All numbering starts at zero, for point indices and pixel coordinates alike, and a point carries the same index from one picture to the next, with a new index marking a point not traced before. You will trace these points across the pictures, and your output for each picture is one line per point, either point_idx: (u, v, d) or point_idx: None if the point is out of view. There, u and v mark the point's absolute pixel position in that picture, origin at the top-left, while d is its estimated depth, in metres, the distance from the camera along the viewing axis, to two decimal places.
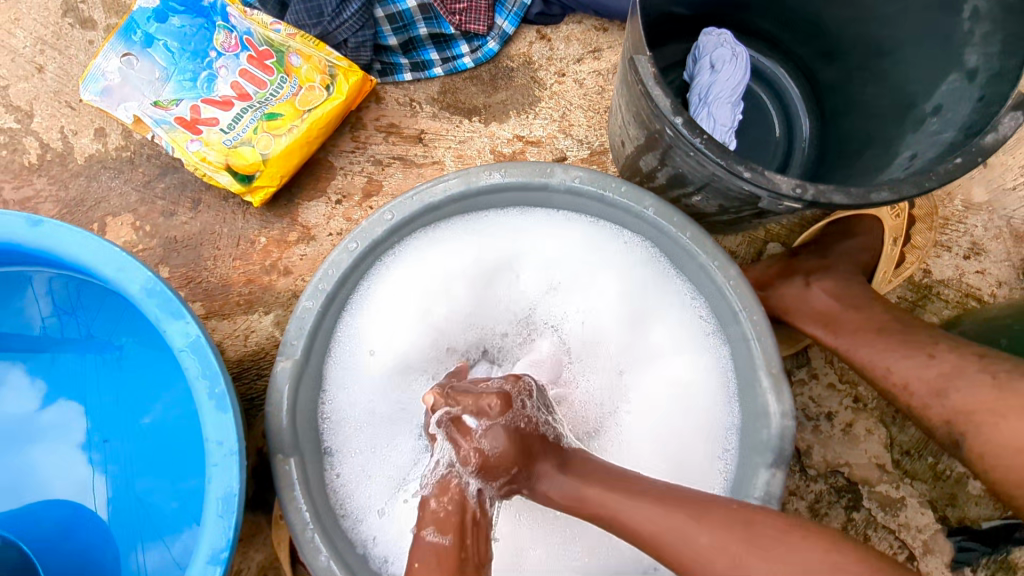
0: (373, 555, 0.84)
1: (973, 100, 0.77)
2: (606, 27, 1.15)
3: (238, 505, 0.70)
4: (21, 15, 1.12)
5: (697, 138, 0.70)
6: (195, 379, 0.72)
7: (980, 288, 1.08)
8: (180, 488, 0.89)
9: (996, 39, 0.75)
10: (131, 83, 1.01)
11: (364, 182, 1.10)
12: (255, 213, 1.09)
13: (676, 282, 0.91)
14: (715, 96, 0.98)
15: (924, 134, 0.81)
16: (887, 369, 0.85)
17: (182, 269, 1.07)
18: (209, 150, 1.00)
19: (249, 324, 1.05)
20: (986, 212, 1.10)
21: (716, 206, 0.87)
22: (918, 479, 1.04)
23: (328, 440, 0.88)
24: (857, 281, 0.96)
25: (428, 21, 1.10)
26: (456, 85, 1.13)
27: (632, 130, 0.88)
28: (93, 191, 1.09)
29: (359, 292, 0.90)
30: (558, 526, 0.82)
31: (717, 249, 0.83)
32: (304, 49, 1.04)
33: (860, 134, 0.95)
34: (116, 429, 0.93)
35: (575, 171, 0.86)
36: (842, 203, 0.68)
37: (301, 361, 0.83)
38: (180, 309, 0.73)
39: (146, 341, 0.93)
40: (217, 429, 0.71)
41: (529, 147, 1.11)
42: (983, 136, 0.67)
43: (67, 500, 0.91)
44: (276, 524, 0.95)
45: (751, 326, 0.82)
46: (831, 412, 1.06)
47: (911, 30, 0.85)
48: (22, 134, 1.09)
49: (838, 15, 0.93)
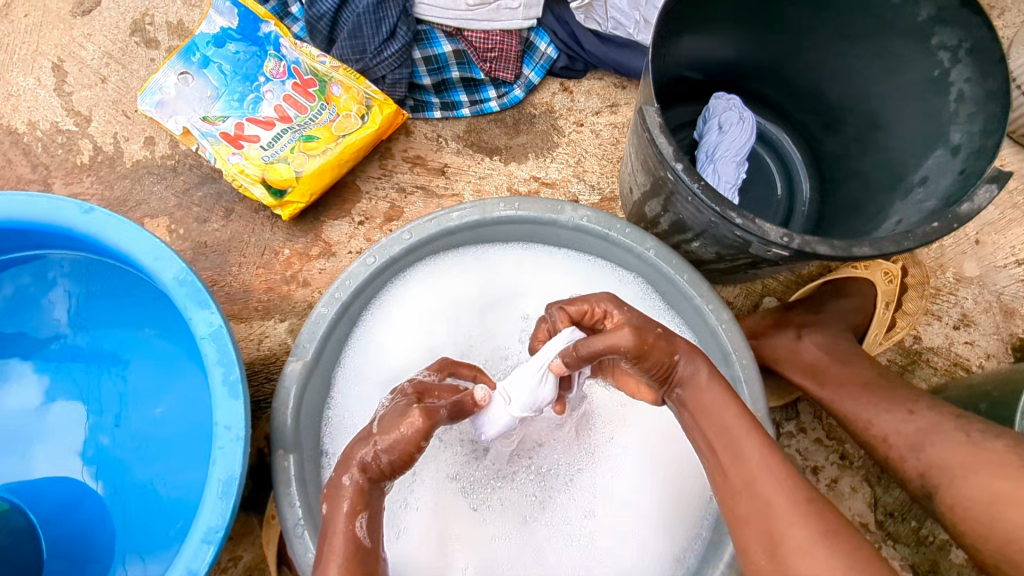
0: None
1: (955, 173, 0.83)
2: (624, 85, 1.24)
3: (238, 488, 0.74)
4: (94, 31, 1.23)
5: (696, 184, 0.76)
6: (212, 365, 0.77)
7: (968, 358, 1.12)
8: (182, 478, 0.93)
9: (979, 119, 0.82)
10: (184, 99, 1.10)
11: (387, 207, 1.17)
12: (282, 226, 1.16)
13: (670, 322, 0.96)
14: (721, 154, 1.05)
15: (910, 203, 0.87)
16: (869, 420, 0.86)
17: (208, 271, 1.13)
18: (248, 163, 1.08)
19: (264, 330, 1.10)
20: (977, 286, 1.14)
21: (713, 253, 0.92)
22: (901, 541, 1.05)
23: (326, 443, 0.91)
24: (845, 337, 0.99)
25: (461, 65, 1.19)
26: (481, 126, 1.21)
27: (640, 178, 0.94)
28: (135, 193, 1.17)
29: (372, 307, 0.96)
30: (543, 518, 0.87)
31: (712, 293, 0.88)
32: (344, 80, 1.14)
33: (854, 200, 1.00)
34: (128, 416, 0.97)
35: (583, 211, 0.93)
36: (826, 254, 0.73)
37: (311, 363, 0.87)
38: (206, 299, 0.78)
39: (168, 334, 0.98)
40: (226, 414, 0.76)
41: (544, 188, 1.18)
42: (960, 205, 0.73)
43: (74, 478, 0.95)
44: (267, 524, 0.96)
45: (740, 368, 0.86)
46: (817, 466, 1.08)
47: (903, 107, 0.92)
48: (78, 137, 1.18)
49: (838, 91, 1.01)
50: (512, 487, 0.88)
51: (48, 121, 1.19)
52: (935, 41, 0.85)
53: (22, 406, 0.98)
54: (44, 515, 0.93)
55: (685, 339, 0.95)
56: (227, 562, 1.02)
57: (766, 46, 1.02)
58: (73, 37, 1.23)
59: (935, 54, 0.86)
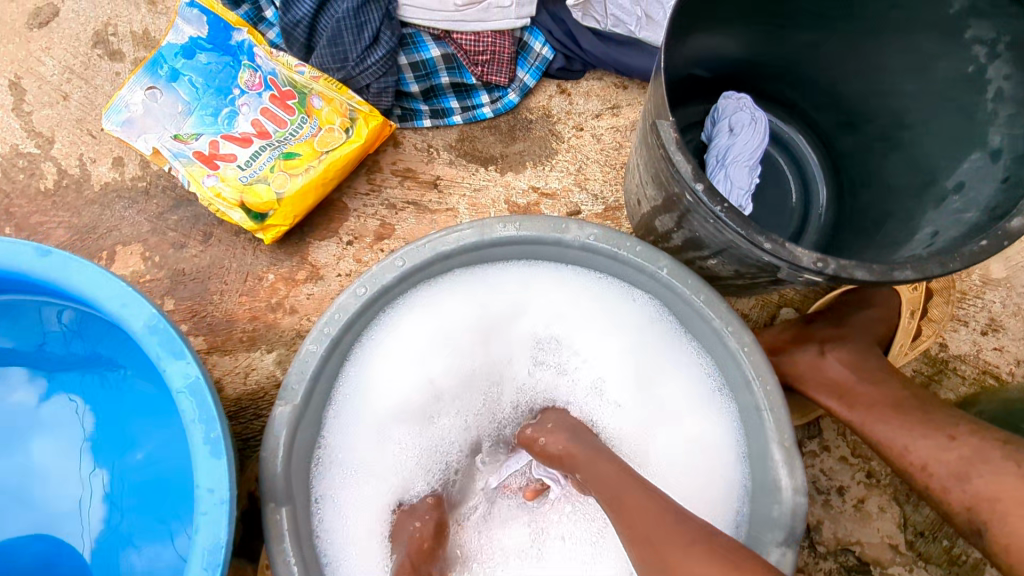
0: None
1: (997, 181, 0.76)
2: (625, 85, 1.16)
3: (225, 558, 0.68)
4: (53, 44, 1.14)
5: (718, 205, 0.69)
6: (190, 421, 0.69)
7: (998, 365, 1.06)
8: (164, 533, 0.86)
9: (1021, 121, 0.75)
10: (153, 116, 1.01)
11: (376, 225, 1.09)
12: (265, 249, 1.08)
13: (686, 344, 0.90)
14: (734, 158, 0.97)
15: (945, 211, 0.80)
16: (906, 447, 0.80)
17: (187, 302, 1.06)
18: (225, 186, 0.99)
19: (250, 362, 1.03)
20: (1005, 288, 1.08)
21: (731, 270, 0.86)
22: (932, 562, 1.00)
23: (321, 487, 0.85)
24: (872, 353, 0.93)
25: (451, 70, 1.11)
26: (474, 134, 1.13)
27: (650, 191, 0.87)
28: (105, 220, 1.08)
29: (367, 338, 0.89)
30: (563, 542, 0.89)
31: (732, 315, 0.81)
32: (326, 91, 1.05)
33: (878, 205, 0.94)
34: (104, 467, 0.90)
35: (590, 228, 0.85)
36: (864, 279, 0.66)
37: (301, 406, 0.80)
38: (182, 348, 0.71)
39: (144, 375, 0.91)
40: (209, 475, 0.69)
41: (544, 199, 1.11)
42: (1009, 219, 0.66)
43: (50, 534, 0.88)
44: (262, 575, 0.89)
45: (765, 396, 0.80)
46: (842, 486, 1.02)
47: (931, 104, 0.86)
48: (41, 160, 1.10)
49: (858, 89, 0.94)
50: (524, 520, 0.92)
51: (7, 144, 1.10)
52: (969, 35, 0.78)
53: None
54: None
55: (703, 362, 0.89)
56: None
57: (777, 44, 0.95)
58: (31, 52, 1.14)
59: (969, 49, 0.79)
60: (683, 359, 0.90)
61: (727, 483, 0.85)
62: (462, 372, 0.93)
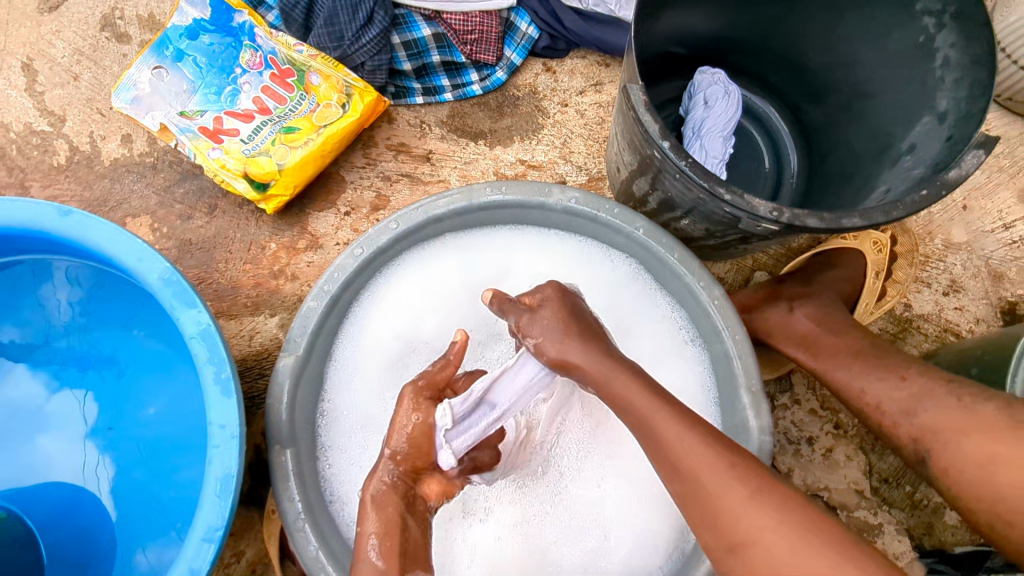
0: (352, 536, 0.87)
1: (942, 139, 0.82)
2: (608, 63, 1.22)
3: (236, 486, 0.74)
4: (63, 27, 1.20)
5: (683, 161, 0.75)
6: (202, 365, 0.76)
7: (958, 324, 1.12)
8: (178, 478, 0.92)
9: (964, 85, 0.81)
10: (160, 94, 1.08)
11: (372, 196, 1.16)
12: (267, 220, 1.14)
13: (662, 302, 0.96)
14: (708, 129, 1.04)
15: (898, 171, 0.87)
16: (862, 389, 0.87)
17: (194, 269, 1.12)
18: (229, 158, 1.06)
19: (254, 325, 1.09)
20: (966, 251, 1.15)
21: (703, 230, 0.92)
22: (896, 506, 1.06)
23: (322, 435, 0.91)
24: (837, 308, 0.99)
25: (441, 49, 1.17)
26: (465, 110, 1.19)
27: (627, 157, 0.93)
28: (115, 193, 1.15)
29: (364, 298, 0.95)
30: (534, 529, 0.88)
31: (703, 270, 0.88)
32: (323, 69, 1.11)
33: (843, 170, 1.00)
34: (121, 419, 0.96)
35: (571, 192, 0.91)
36: (816, 227, 0.72)
37: (303, 358, 0.86)
38: (194, 298, 0.77)
39: (156, 335, 0.97)
40: (220, 413, 0.75)
41: (531, 171, 1.17)
42: (947, 171, 0.73)
43: (69, 483, 0.94)
44: (268, 518, 0.95)
45: (734, 344, 0.86)
46: (811, 437, 1.09)
47: (889, 73, 0.92)
48: (53, 137, 1.16)
49: (823, 62, 1.00)
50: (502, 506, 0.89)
51: (21, 123, 1.16)
52: (919, 7, 0.84)
53: (19, 399, 0.97)
54: (42, 520, 0.92)
55: (678, 319, 0.95)
56: (229, 559, 1.03)
57: (747, 20, 1.01)
58: (42, 35, 1.20)
59: (919, 20, 0.85)
60: (659, 315, 0.96)
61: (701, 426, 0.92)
62: (447, 334, 0.97)
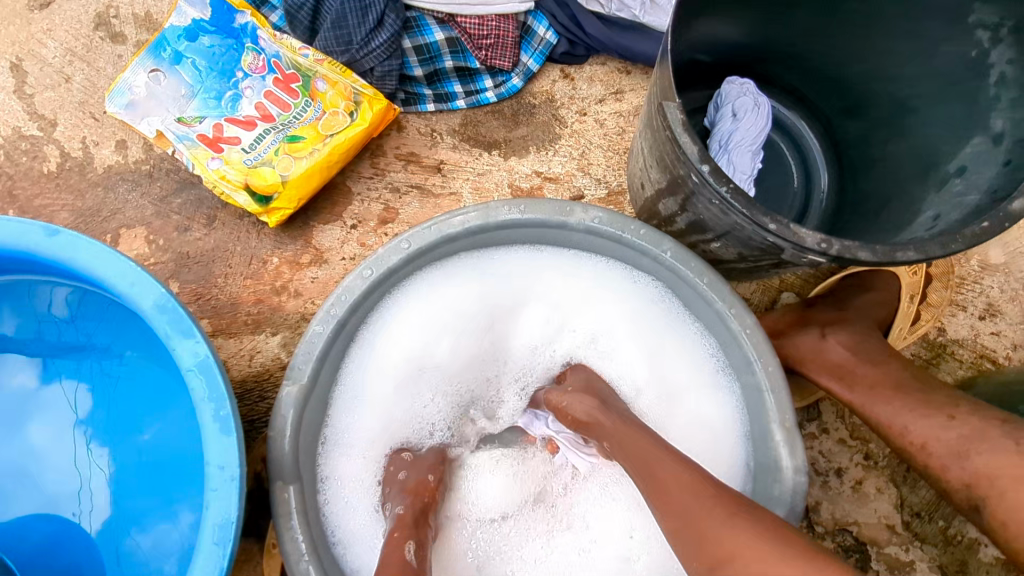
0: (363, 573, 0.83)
1: (998, 165, 0.76)
2: (628, 70, 1.16)
3: (236, 532, 0.69)
4: (55, 26, 1.14)
5: (722, 186, 0.69)
6: (200, 400, 0.70)
7: (995, 350, 1.07)
8: (173, 512, 0.87)
9: (1023, 104, 0.75)
10: (157, 99, 1.01)
11: (380, 209, 1.10)
12: (269, 232, 1.08)
13: (688, 327, 0.91)
14: (737, 143, 0.98)
15: (947, 195, 0.81)
16: (906, 428, 0.82)
17: (192, 285, 1.06)
18: (229, 168, 1.00)
19: (255, 345, 1.04)
20: (1003, 273, 1.09)
21: (735, 253, 0.86)
22: (928, 542, 1.01)
23: (326, 464, 0.86)
24: (873, 336, 0.94)
25: (455, 54, 1.11)
26: (477, 118, 1.13)
27: (654, 174, 0.87)
28: (109, 202, 1.08)
29: (371, 321, 0.89)
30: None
31: (736, 297, 0.81)
32: (330, 74, 1.06)
33: (881, 189, 0.94)
34: (113, 446, 0.91)
35: (594, 211, 0.85)
36: (867, 260, 0.67)
37: (308, 387, 0.80)
38: (191, 327, 0.71)
39: (151, 357, 0.91)
40: (219, 453, 0.70)
41: (547, 184, 1.11)
42: (1010, 201, 0.67)
43: (58, 514, 0.89)
44: (268, 553, 0.90)
45: (766, 377, 0.81)
46: (841, 468, 1.04)
47: (937, 89, 0.86)
48: (44, 143, 1.10)
49: (862, 73, 0.94)
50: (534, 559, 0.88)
51: (9, 127, 1.10)
52: (973, 19, 0.78)
53: None
54: (25, 556, 0.87)
55: (705, 346, 0.90)
56: None
57: (784, 27, 0.95)
58: (32, 34, 1.13)
59: (972, 33, 0.79)
60: (684, 341, 0.91)
61: (725, 458, 0.87)
62: (462, 357, 0.94)
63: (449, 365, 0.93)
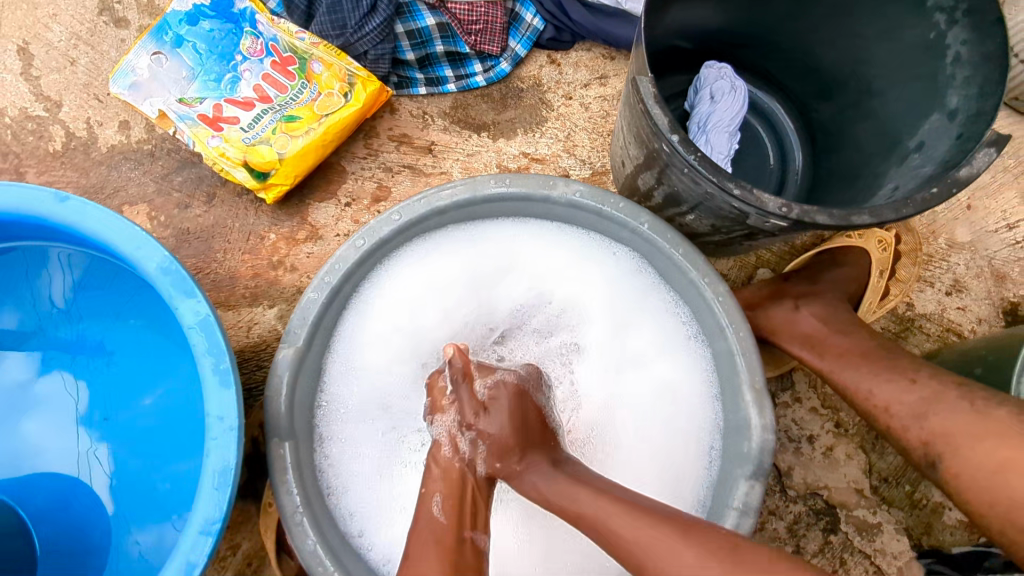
0: (350, 529, 0.87)
1: (951, 138, 0.82)
2: (613, 56, 1.21)
3: (234, 479, 0.73)
4: (60, 11, 1.18)
5: (692, 155, 0.74)
6: (201, 355, 0.75)
7: (961, 324, 1.12)
8: (173, 471, 0.91)
9: (975, 82, 0.80)
10: (159, 80, 1.06)
11: (373, 187, 1.14)
12: (267, 210, 1.13)
13: (665, 297, 0.95)
14: (714, 124, 1.02)
15: (907, 169, 0.86)
16: (870, 391, 0.86)
17: (192, 259, 1.10)
18: (228, 146, 1.04)
19: (252, 317, 1.08)
20: (969, 251, 1.14)
21: (708, 225, 0.91)
22: (895, 506, 1.06)
23: (320, 424, 0.90)
24: (842, 308, 0.99)
25: (446, 39, 1.16)
26: (467, 101, 1.18)
27: (632, 151, 0.92)
28: (112, 180, 1.13)
29: (363, 290, 0.94)
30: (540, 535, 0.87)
31: (708, 266, 0.86)
32: (326, 57, 1.10)
33: (850, 167, 0.99)
34: (117, 409, 0.95)
35: (575, 186, 0.90)
36: (825, 224, 0.72)
37: (302, 349, 0.85)
38: (193, 288, 0.76)
39: (153, 325, 0.96)
40: (219, 405, 0.74)
41: (534, 164, 1.16)
42: (958, 169, 0.72)
43: (63, 473, 0.93)
44: (265, 511, 0.94)
45: (737, 341, 0.85)
46: (812, 435, 1.09)
47: (900, 71, 0.91)
48: (49, 123, 1.14)
49: (831, 57, 0.99)
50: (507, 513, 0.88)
51: (16, 107, 1.14)
52: (931, 3, 0.83)
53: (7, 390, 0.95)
54: (35, 511, 0.91)
55: (681, 315, 0.95)
56: (224, 553, 1.01)
57: (758, 13, 0.99)
58: (38, 18, 1.18)
59: (931, 17, 0.84)
60: (660, 310, 0.96)
61: (698, 419, 0.91)
62: (448, 325, 0.98)
63: (436, 332, 0.97)
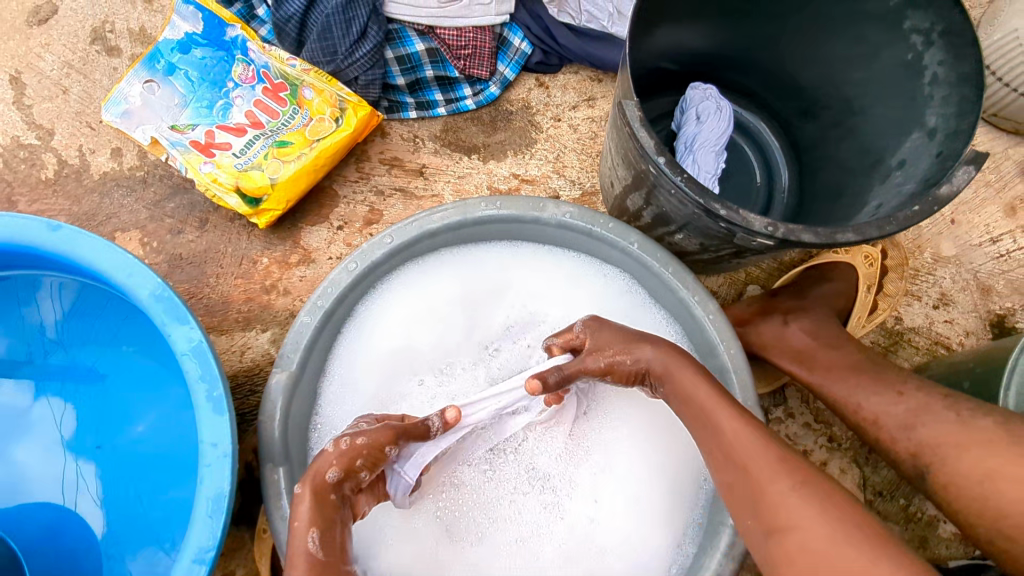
0: None
1: (932, 155, 0.84)
2: (600, 78, 1.23)
3: (228, 505, 0.73)
4: (53, 40, 1.19)
5: (678, 176, 0.75)
6: (194, 381, 0.75)
7: (949, 337, 1.13)
8: (167, 499, 0.90)
9: (953, 101, 0.82)
10: (151, 108, 1.07)
11: (365, 211, 1.15)
12: (259, 234, 1.13)
13: (656, 316, 0.97)
14: (701, 144, 1.04)
15: (889, 187, 0.88)
16: (859, 404, 0.87)
17: (184, 284, 1.10)
18: (221, 172, 1.05)
19: (246, 341, 1.08)
20: (954, 265, 1.16)
21: (697, 244, 0.92)
22: (890, 520, 1.06)
23: (313, 450, 0.90)
24: (831, 322, 1.00)
25: (435, 64, 1.17)
26: (458, 124, 1.20)
27: (620, 172, 0.94)
28: (104, 207, 1.13)
29: (357, 313, 0.95)
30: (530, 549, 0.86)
31: (698, 284, 0.87)
32: (316, 83, 1.11)
33: (834, 185, 1.01)
34: (110, 436, 0.95)
35: (565, 207, 0.91)
36: (811, 242, 0.73)
37: (295, 374, 0.85)
38: (186, 315, 0.76)
39: (145, 351, 0.96)
40: (212, 431, 0.74)
41: (524, 185, 1.17)
42: (939, 187, 0.73)
43: (54, 503, 0.92)
44: (259, 536, 0.92)
45: (729, 359, 0.86)
46: (806, 450, 1.09)
47: (879, 91, 0.93)
48: (41, 151, 1.14)
49: (812, 78, 1.01)
50: (497, 530, 0.87)
51: (8, 136, 1.15)
52: (908, 25, 0.85)
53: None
54: (26, 542, 0.90)
55: (672, 333, 0.95)
56: None
57: (740, 36, 1.02)
58: (31, 48, 1.19)
59: (908, 38, 0.86)
60: (652, 329, 0.96)
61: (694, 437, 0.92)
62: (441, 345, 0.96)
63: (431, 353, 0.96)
